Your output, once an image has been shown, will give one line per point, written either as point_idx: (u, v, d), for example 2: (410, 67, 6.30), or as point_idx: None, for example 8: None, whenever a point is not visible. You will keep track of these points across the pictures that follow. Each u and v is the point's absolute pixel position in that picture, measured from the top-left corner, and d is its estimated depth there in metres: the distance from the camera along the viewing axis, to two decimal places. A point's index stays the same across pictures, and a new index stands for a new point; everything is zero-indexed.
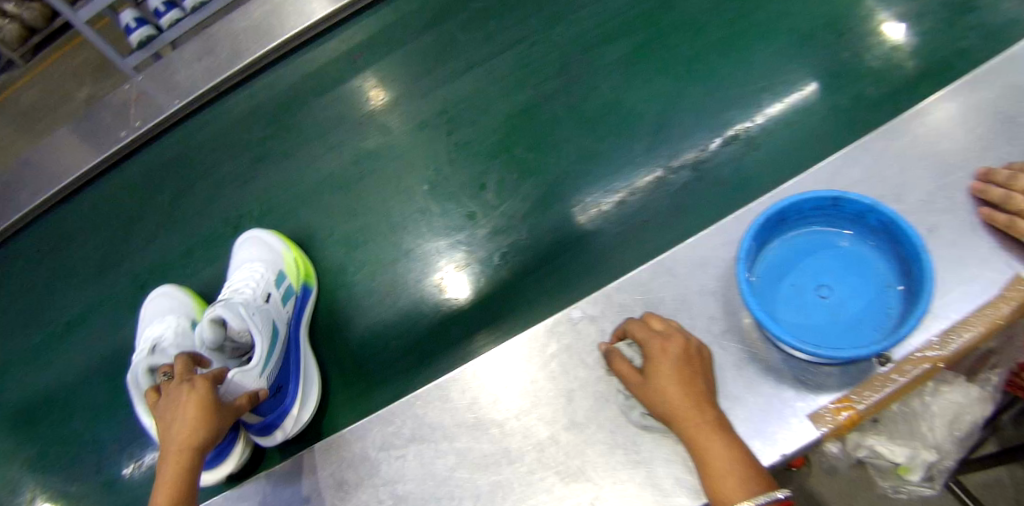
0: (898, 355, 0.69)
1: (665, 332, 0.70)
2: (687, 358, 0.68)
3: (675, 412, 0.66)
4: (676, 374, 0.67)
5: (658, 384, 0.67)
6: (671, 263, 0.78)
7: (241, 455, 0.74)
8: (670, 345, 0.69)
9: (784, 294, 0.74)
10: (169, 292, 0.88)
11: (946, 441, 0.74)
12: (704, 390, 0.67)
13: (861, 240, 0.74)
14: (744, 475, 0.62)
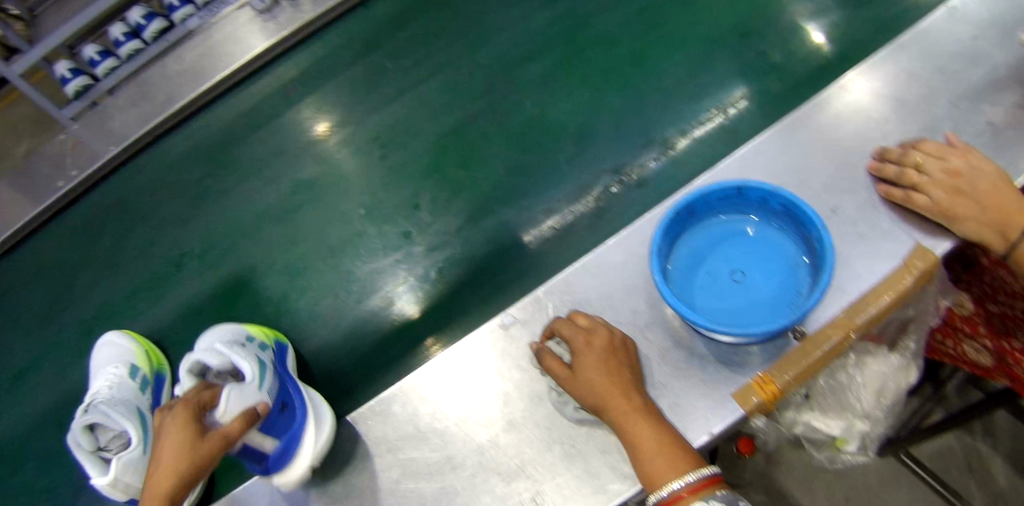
0: (813, 327, 0.65)
1: (591, 322, 0.65)
2: (613, 346, 0.63)
3: (603, 404, 0.61)
4: (602, 367, 0.62)
5: (583, 379, 0.62)
6: (591, 264, 0.70)
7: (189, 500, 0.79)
8: (594, 334, 0.64)
9: (701, 283, 0.67)
10: (114, 341, 0.89)
11: (876, 409, 0.75)
12: (633, 374, 0.63)
13: (766, 223, 0.68)
14: (676, 455, 0.58)
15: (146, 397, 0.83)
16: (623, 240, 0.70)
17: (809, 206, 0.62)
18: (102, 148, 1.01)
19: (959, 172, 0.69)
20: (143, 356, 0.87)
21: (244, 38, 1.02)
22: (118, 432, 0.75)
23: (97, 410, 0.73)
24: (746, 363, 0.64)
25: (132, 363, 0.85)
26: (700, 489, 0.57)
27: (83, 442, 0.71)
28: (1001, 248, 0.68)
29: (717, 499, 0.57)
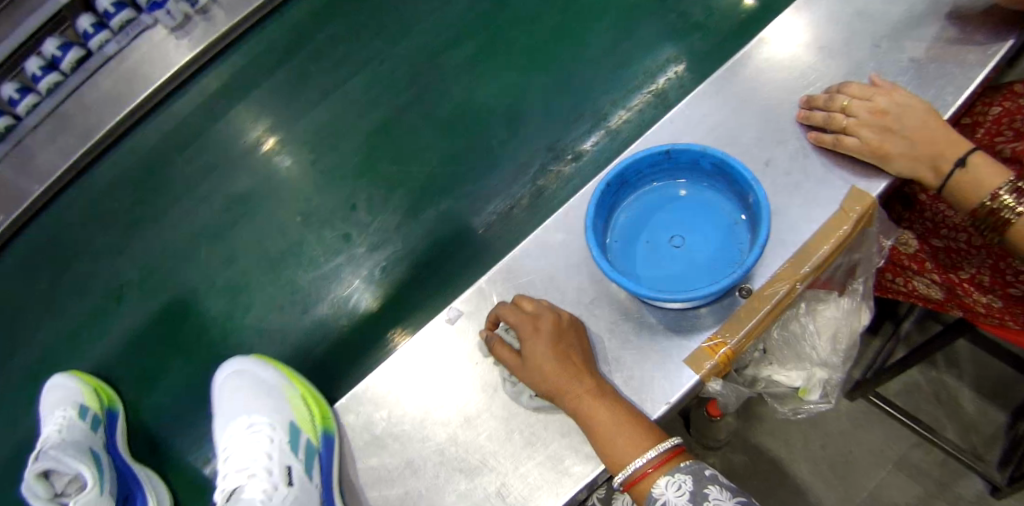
0: (758, 283, 0.65)
1: (538, 306, 0.63)
2: (561, 328, 0.62)
3: (558, 389, 0.60)
4: (553, 352, 0.60)
5: (535, 366, 0.60)
6: (529, 248, 0.69)
7: None
8: (541, 319, 0.62)
9: (641, 252, 0.67)
10: (65, 383, 0.78)
11: (833, 356, 0.75)
12: (584, 355, 0.62)
13: (698, 185, 0.68)
14: (637, 432, 0.58)
15: (100, 434, 0.75)
16: (562, 220, 0.69)
17: (740, 163, 0.61)
18: (29, 191, 0.86)
19: (885, 110, 0.69)
20: (92, 395, 0.78)
21: (168, 53, 0.88)
22: (74, 476, 0.69)
23: (48, 455, 0.66)
24: (696, 327, 0.63)
25: (80, 403, 0.76)
26: (663, 464, 0.57)
27: (38, 491, 0.66)
28: (934, 182, 0.69)
29: (681, 472, 0.57)
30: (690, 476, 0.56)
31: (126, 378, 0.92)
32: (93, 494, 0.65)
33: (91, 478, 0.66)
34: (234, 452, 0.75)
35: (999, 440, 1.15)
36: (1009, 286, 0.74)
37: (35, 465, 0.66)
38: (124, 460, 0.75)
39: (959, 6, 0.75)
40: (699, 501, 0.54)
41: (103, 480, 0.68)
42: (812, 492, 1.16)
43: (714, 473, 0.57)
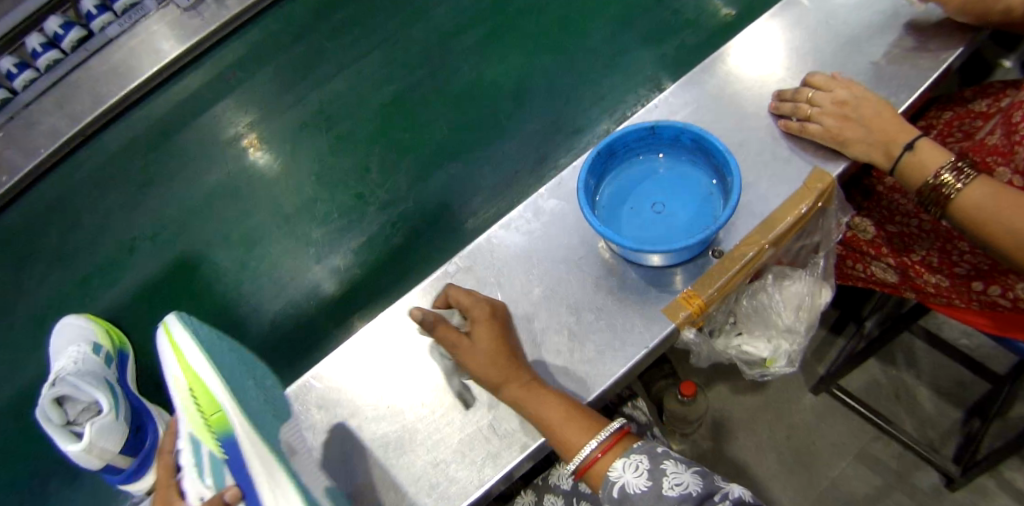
0: (728, 246, 0.72)
1: (470, 297, 0.66)
2: (496, 316, 0.65)
3: (505, 371, 0.62)
4: (495, 339, 0.64)
5: (481, 350, 0.63)
6: (525, 211, 0.75)
7: None
8: (475, 309, 0.65)
9: (627, 216, 0.73)
10: (73, 322, 0.88)
11: (799, 323, 0.81)
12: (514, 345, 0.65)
13: (678, 160, 0.75)
14: (584, 415, 0.63)
15: (112, 370, 0.82)
16: (555, 188, 0.76)
17: (715, 138, 0.69)
18: (30, 156, 0.99)
19: (846, 102, 0.76)
20: (104, 335, 0.86)
21: (164, 39, 1.05)
22: (87, 404, 0.76)
23: (64, 383, 0.75)
24: (672, 283, 0.70)
25: (93, 341, 0.84)
26: (618, 439, 0.63)
27: (51, 416, 0.73)
28: (885, 165, 0.77)
29: (636, 452, 0.62)
30: (644, 454, 0.62)
31: (136, 324, 0.93)
32: (109, 418, 0.71)
33: (106, 403, 0.74)
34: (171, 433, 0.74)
35: (953, 436, 1.22)
36: (955, 266, 0.82)
37: (54, 390, 0.73)
38: (135, 395, 0.81)
39: (916, 19, 0.84)
40: (657, 477, 0.59)
41: (117, 407, 0.75)
42: (776, 478, 1.20)
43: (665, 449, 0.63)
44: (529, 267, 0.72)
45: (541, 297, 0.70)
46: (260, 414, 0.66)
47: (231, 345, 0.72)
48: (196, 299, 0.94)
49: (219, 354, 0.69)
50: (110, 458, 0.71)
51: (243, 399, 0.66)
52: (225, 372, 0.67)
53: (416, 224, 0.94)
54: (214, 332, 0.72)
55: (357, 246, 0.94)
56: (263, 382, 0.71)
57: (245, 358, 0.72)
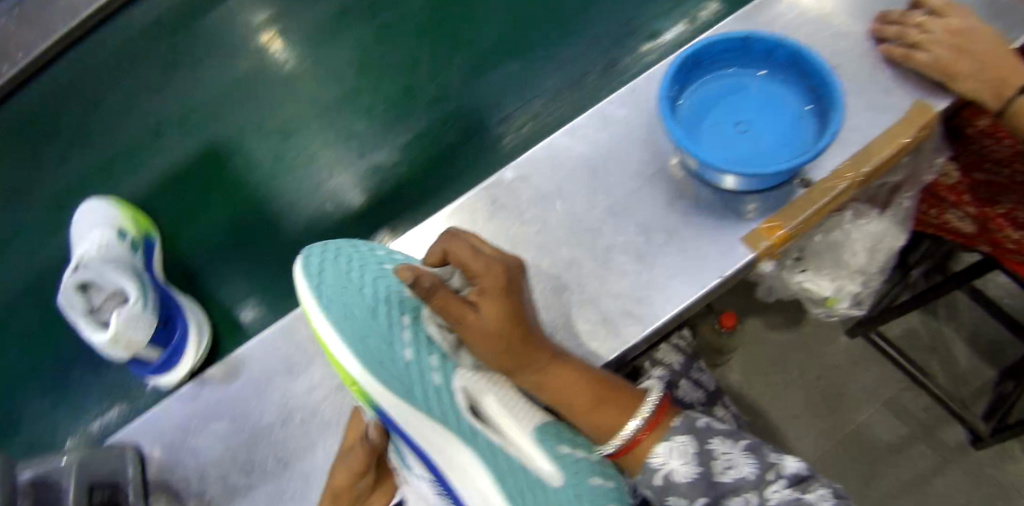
0: (817, 176, 0.67)
1: (478, 257, 0.51)
2: (510, 281, 0.52)
3: (525, 355, 0.53)
4: (510, 314, 0.51)
5: (493, 332, 0.51)
6: (593, 119, 0.69)
7: (201, 352, 0.74)
8: (486, 276, 0.51)
9: (706, 133, 0.66)
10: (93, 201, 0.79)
11: (869, 264, 0.79)
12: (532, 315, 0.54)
13: (768, 77, 0.68)
14: (616, 398, 0.56)
15: (138, 256, 0.75)
16: (625, 97, 0.70)
17: (817, 56, 0.62)
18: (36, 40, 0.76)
19: (960, 29, 0.67)
20: (130, 219, 0.77)
21: None
22: (113, 292, 0.68)
23: (87, 268, 0.66)
24: (744, 210, 0.65)
25: (117, 225, 0.75)
26: (659, 423, 0.56)
27: (75, 303, 0.66)
28: (993, 107, 0.67)
29: (678, 435, 0.55)
30: (690, 436, 0.55)
31: (159, 212, 0.84)
32: (137, 308, 0.65)
33: (134, 293, 0.66)
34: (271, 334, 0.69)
35: (986, 395, 1.18)
36: None
37: (77, 275, 0.65)
38: (162, 284, 0.75)
39: None
40: (708, 461, 0.54)
41: (146, 296, 0.67)
42: (801, 419, 1.18)
43: (705, 420, 0.57)
44: (595, 181, 0.66)
45: (606, 213, 0.65)
46: (413, 370, 0.53)
47: (359, 277, 0.56)
48: (226, 187, 0.87)
49: (341, 315, 0.54)
50: (136, 349, 0.67)
51: (382, 366, 0.53)
52: (352, 337, 0.53)
53: (464, 123, 0.89)
54: (326, 274, 0.56)
55: (405, 143, 0.89)
56: (414, 313, 0.55)
57: (387, 283, 0.56)
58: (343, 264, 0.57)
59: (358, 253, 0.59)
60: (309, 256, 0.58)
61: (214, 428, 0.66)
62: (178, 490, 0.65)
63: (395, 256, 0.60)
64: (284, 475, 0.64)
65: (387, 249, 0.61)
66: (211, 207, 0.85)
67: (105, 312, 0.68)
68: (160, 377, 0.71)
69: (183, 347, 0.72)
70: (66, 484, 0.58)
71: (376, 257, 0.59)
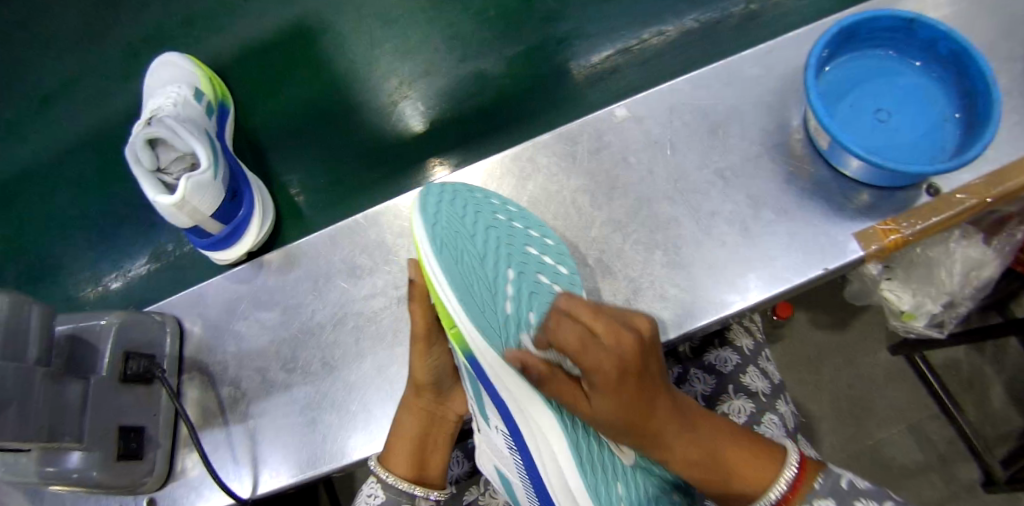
0: (949, 187, 0.60)
1: (587, 348, 0.42)
2: (622, 375, 0.42)
3: (645, 435, 0.46)
4: (626, 402, 0.43)
5: (609, 419, 0.44)
6: (724, 71, 0.63)
7: (259, 236, 0.73)
8: (595, 374, 0.42)
9: (840, 115, 0.61)
10: (174, 61, 0.80)
11: (962, 289, 0.73)
12: (654, 398, 0.44)
13: (920, 70, 0.61)
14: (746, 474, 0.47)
15: (211, 123, 0.76)
16: (762, 55, 0.63)
17: (982, 56, 0.55)
18: None
19: None
20: (207, 83, 0.79)
21: None
22: (183, 155, 0.68)
23: (162, 125, 0.66)
24: (858, 201, 0.60)
25: (195, 87, 0.77)
26: (799, 491, 0.48)
27: (142, 158, 0.65)
28: None
29: (819, 498, 0.48)
30: (831, 498, 0.48)
31: (243, 81, 0.87)
32: (207, 175, 0.64)
33: (206, 158, 0.65)
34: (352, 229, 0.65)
35: None
36: None
37: (149, 130, 0.65)
38: (231, 157, 0.74)
39: None
40: None
41: (216, 164, 0.66)
42: (821, 423, 1.09)
43: (848, 476, 0.50)
44: (711, 139, 0.62)
45: (716, 175, 0.60)
46: (511, 328, 0.50)
47: (473, 224, 0.53)
48: (313, 70, 0.86)
49: (450, 260, 0.52)
50: (199, 220, 0.65)
51: (483, 316, 0.50)
52: (457, 282, 0.51)
53: (577, 47, 0.83)
54: (441, 216, 0.53)
55: (511, 55, 0.84)
56: (522, 270, 0.52)
57: (499, 233, 0.53)
58: (459, 209, 0.54)
59: (476, 201, 0.55)
60: (427, 194, 0.55)
61: (262, 317, 0.65)
62: (214, 374, 0.65)
63: (512, 208, 0.56)
64: (328, 379, 0.61)
65: (502, 200, 0.56)
66: (295, 84, 0.86)
67: (171, 174, 0.68)
68: (215, 254, 0.70)
69: (244, 227, 0.70)
70: (103, 350, 0.58)
71: (493, 205, 0.55)
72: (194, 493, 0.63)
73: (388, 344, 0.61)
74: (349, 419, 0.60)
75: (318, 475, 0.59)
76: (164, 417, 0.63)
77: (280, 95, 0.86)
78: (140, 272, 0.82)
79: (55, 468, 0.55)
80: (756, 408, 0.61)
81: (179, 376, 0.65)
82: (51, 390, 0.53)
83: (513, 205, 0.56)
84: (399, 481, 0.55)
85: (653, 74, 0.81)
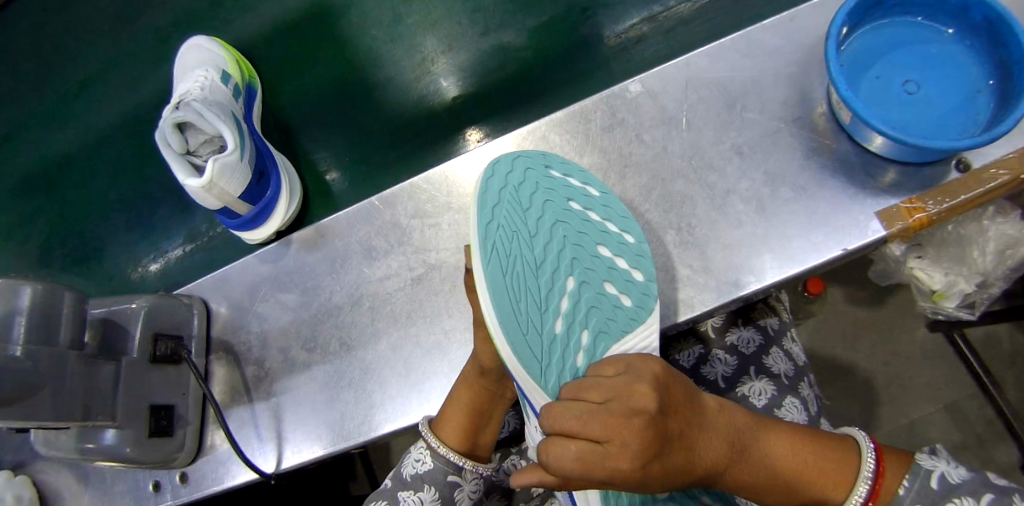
0: (979, 162, 0.57)
1: (594, 464, 0.40)
2: (649, 466, 0.40)
3: (704, 478, 0.44)
4: (658, 472, 0.41)
5: (657, 488, 0.42)
6: (746, 43, 0.61)
7: (286, 215, 0.75)
8: (615, 472, 0.40)
9: (865, 86, 0.59)
10: (202, 45, 0.81)
11: (997, 269, 0.69)
12: (694, 446, 0.42)
13: (954, 37, 0.58)
14: (823, 471, 0.45)
15: (238, 105, 0.77)
16: (785, 24, 0.61)
17: (1020, 22, 0.52)
18: None
19: None
20: (234, 65, 0.80)
21: None
22: (210, 138, 0.69)
23: (189, 109, 0.67)
24: (883, 179, 0.58)
25: (222, 70, 0.78)
26: (883, 481, 0.45)
27: (171, 142, 0.67)
28: None
29: (904, 504, 0.44)
30: (918, 504, 0.44)
31: (265, 64, 0.87)
32: (233, 157, 0.65)
33: (232, 139, 0.66)
34: (361, 210, 0.66)
35: None
36: None
37: (177, 115, 0.66)
38: (259, 137, 0.76)
39: None
40: None
41: (243, 145, 0.68)
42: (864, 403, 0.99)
43: (942, 470, 0.45)
44: (729, 114, 0.60)
45: (733, 151, 0.59)
46: (560, 344, 0.49)
47: (539, 217, 0.51)
48: (336, 50, 0.86)
49: (498, 270, 0.48)
50: (227, 202, 0.67)
51: (522, 339, 0.48)
52: (502, 300, 0.48)
53: (601, 16, 0.81)
54: (500, 211, 0.50)
55: (533, 27, 0.83)
56: (583, 281, 0.50)
57: (567, 232, 0.51)
58: (524, 197, 0.51)
59: (550, 184, 0.52)
60: (496, 168, 0.52)
61: (283, 299, 0.67)
62: (240, 353, 0.67)
63: (595, 190, 0.53)
64: (346, 359, 0.63)
65: (585, 178, 0.54)
66: (320, 64, 0.87)
67: (200, 156, 0.69)
68: (245, 234, 0.73)
69: (271, 205, 0.73)
70: (132, 333, 0.61)
71: (568, 190, 0.52)
72: (223, 468, 0.66)
73: (401, 325, 0.62)
74: (366, 398, 0.61)
75: (338, 450, 0.61)
76: (193, 396, 0.65)
77: (309, 72, 0.86)
78: (175, 254, 0.87)
79: (94, 444, 0.58)
80: (777, 391, 0.60)
81: (206, 357, 0.67)
82: (84, 372, 0.55)
83: (596, 187, 0.54)
84: (450, 451, 0.54)
85: (675, 41, 0.79)
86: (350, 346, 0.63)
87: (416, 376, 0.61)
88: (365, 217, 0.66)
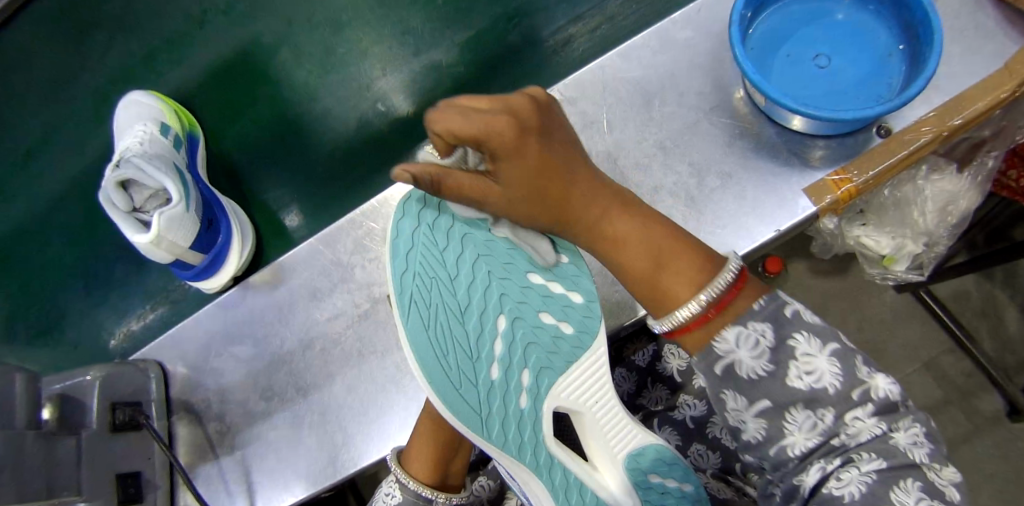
0: (900, 124, 0.58)
1: (477, 119, 0.40)
2: (520, 136, 0.42)
3: (556, 207, 0.45)
4: (519, 178, 0.43)
5: (514, 195, 0.44)
6: (659, 39, 0.62)
7: (240, 261, 0.76)
8: (489, 143, 0.40)
9: (778, 64, 0.59)
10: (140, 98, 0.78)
11: (939, 227, 0.70)
12: (566, 173, 0.45)
13: (859, 6, 0.59)
14: (680, 273, 0.43)
15: (180, 155, 0.77)
16: (694, 15, 0.62)
17: None
18: None
19: None
20: (172, 115, 0.78)
21: None
22: (155, 192, 0.69)
23: (128, 165, 0.66)
24: (809, 155, 0.58)
25: (161, 121, 0.76)
26: (744, 291, 0.41)
27: (116, 200, 0.66)
28: None
29: (756, 320, 0.39)
30: (768, 323, 0.39)
31: None
32: (179, 209, 0.65)
33: (176, 192, 0.66)
34: (308, 252, 0.68)
35: None
36: None
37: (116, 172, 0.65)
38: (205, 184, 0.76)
39: None
40: (782, 359, 0.38)
41: (188, 196, 0.68)
42: None
43: (796, 305, 0.40)
44: (649, 112, 0.61)
45: (655, 148, 0.60)
46: (498, 389, 0.43)
47: (458, 254, 0.44)
48: None
49: (420, 322, 0.42)
50: (177, 254, 0.67)
51: (457, 394, 0.42)
52: (427, 356, 0.42)
53: (530, 21, 0.80)
54: (415, 256, 0.43)
55: (463, 41, 0.80)
56: (516, 316, 0.44)
57: (490, 266, 0.44)
58: (441, 237, 0.44)
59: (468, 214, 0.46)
60: (407, 205, 0.44)
61: (237, 351, 0.67)
62: (200, 411, 0.66)
63: None
64: (303, 403, 0.63)
65: None
66: None
67: (146, 211, 0.69)
68: (198, 285, 0.74)
69: (223, 252, 0.73)
70: (89, 406, 0.59)
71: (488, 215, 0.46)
72: None
73: (353, 363, 0.63)
74: (328, 440, 0.62)
75: (309, 494, 0.61)
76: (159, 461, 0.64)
77: None
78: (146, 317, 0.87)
79: None
80: None
81: (167, 419, 0.66)
82: (43, 450, 0.52)
83: None
84: (420, 484, 0.50)
85: (601, 40, 0.82)
86: (310, 385, 0.64)
87: (373, 411, 0.62)
88: (313, 257, 0.68)
